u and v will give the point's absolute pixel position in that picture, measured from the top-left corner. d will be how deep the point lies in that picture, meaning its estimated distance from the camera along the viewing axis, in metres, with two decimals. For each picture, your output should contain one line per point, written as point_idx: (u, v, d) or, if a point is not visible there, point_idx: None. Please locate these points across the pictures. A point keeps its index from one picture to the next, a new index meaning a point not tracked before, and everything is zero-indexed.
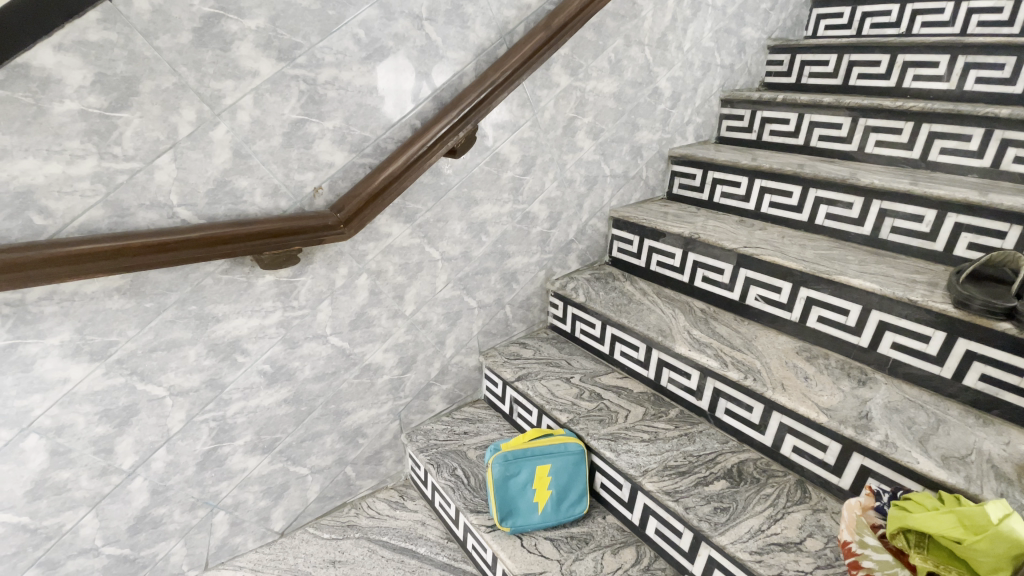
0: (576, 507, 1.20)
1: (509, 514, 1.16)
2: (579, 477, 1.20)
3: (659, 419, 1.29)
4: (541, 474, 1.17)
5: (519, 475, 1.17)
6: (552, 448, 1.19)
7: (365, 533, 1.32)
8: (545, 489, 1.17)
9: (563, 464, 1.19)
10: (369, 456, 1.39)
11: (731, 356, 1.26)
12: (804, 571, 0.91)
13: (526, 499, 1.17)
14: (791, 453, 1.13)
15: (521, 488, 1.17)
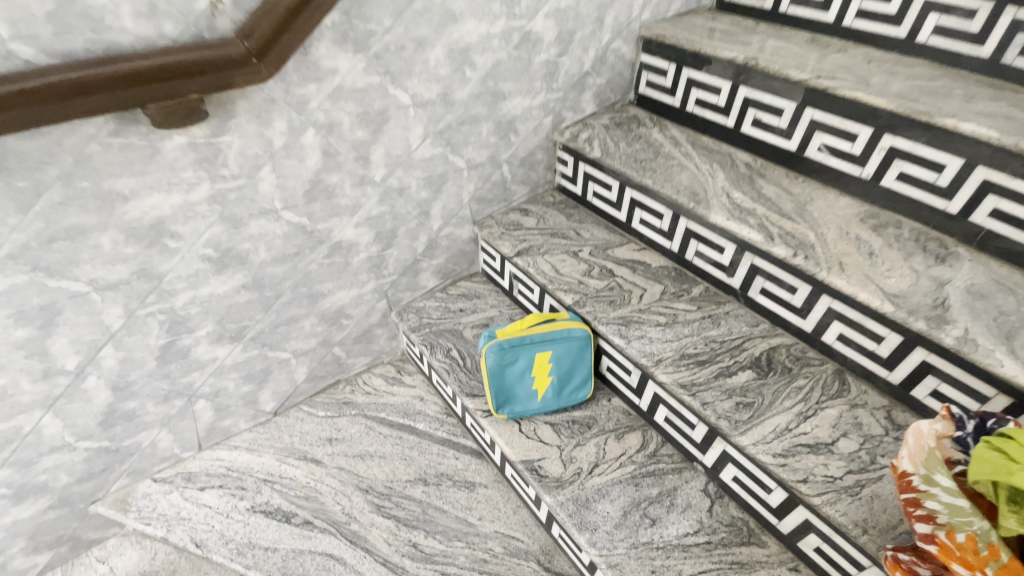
0: (581, 393, 1.09)
1: (506, 402, 1.07)
2: (585, 363, 1.07)
3: (680, 299, 1.10)
4: (541, 361, 1.05)
5: (516, 363, 1.05)
6: (554, 334, 1.04)
7: (361, 410, 1.26)
8: (545, 377, 1.06)
9: (566, 351, 1.05)
10: (358, 335, 1.27)
11: (778, 226, 1.01)
12: (833, 478, 0.81)
13: (524, 387, 1.06)
14: (834, 341, 0.96)
15: (519, 376, 1.06)
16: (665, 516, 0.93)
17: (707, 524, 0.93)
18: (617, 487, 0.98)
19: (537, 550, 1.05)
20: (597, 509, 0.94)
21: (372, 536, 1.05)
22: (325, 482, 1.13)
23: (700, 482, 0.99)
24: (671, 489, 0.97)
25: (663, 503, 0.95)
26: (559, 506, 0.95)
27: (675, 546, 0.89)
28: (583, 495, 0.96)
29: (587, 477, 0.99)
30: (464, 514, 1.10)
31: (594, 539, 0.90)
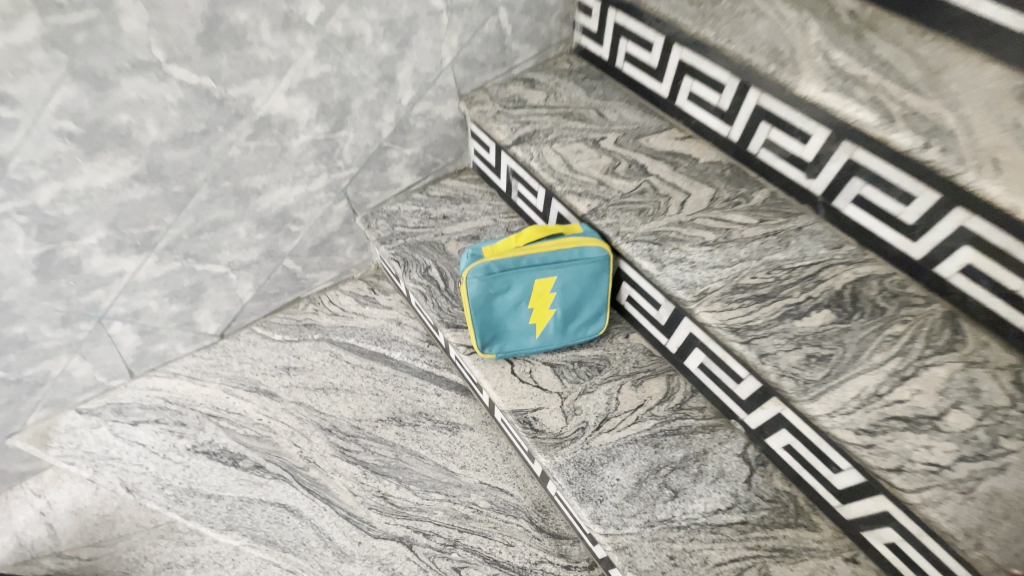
0: (592, 329, 0.85)
1: (495, 338, 0.83)
2: (599, 292, 0.82)
3: (735, 209, 0.81)
4: (542, 289, 0.79)
5: (509, 292, 0.79)
6: (561, 255, 0.77)
7: (325, 335, 1.05)
8: (547, 310, 0.81)
9: (576, 277, 0.79)
10: (316, 246, 1.01)
11: (898, 104, 0.69)
12: (938, 467, 0.58)
13: (518, 321, 0.82)
14: (954, 276, 0.67)
15: (512, 308, 0.81)
16: (691, 488, 0.73)
17: (743, 499, 0.73)
18: (630, 449, 0.76)
19: (529, 506, 0.88)
20: (604, 476, 0.74)
21: (333, 484, 0.89)
22: (280, 419, 0.95)
23: (738, 444, 0.77)
24: (699, 453, 0.76)
25: (688, 470, 0.74)
26: (555, 470, 0.75)
27: (701, 526, 0.70)
28: (587, 457, 0.75)
29: (594, 434, 0.77)
30: (444, 462, 0.91)
31: (599, 515, 0.71)
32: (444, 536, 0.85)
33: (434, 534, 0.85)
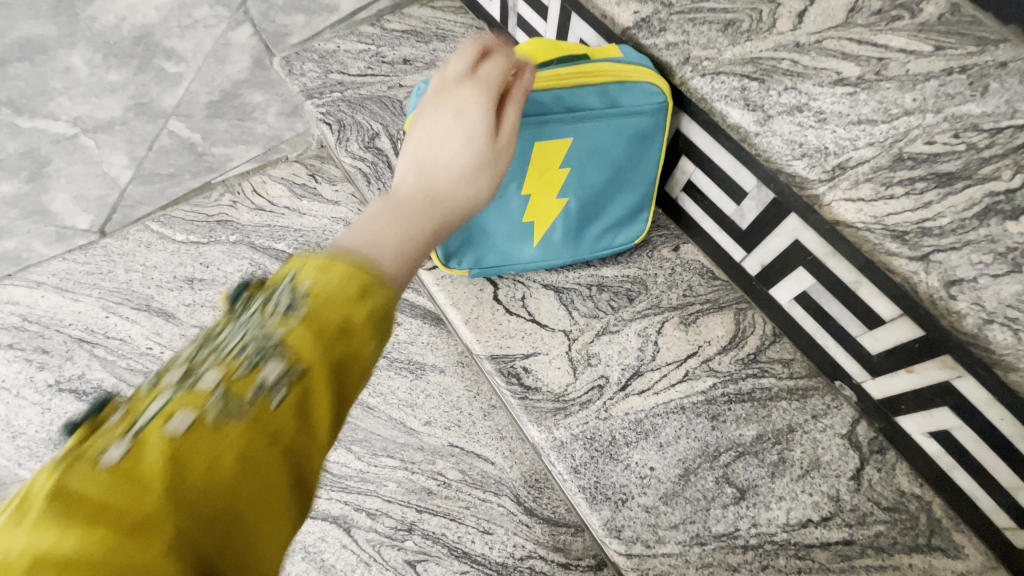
0: (621, 235, 0.54)
1: (466, 247, 0.51)
2: (638, 171, 0.50)
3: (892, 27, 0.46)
4: (544, 162, 0.47)
5: (492, 164, 0.46)
6: (579, 98, 0.45)
7: (245, 237, 0.72)
8: (551, 198, 0.49)
9: (601, 141, 0.47)
10: (213, 108, 0.75)
11: None
12: None
13: (504, 219, 0.50)
14: None
15: (495, 194, 0.48)
16: (766, 486, 0.46)
17: (849, 506, 0.46)
18: (674, 422, 0.49)
19: (517, 481, 0.62)
20: (630, 464, 0.47)
21: None
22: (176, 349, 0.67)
23: (842, 420, 0.49)
24: (782, 433, 0.48)
25: (763, 458, 0.47)
26: (554, 452, 0.47)
27: (780, 548, 0.44)
28: (605, 432, 0.48)
29: (617, 397, 0.50)
30: (401, 417, 0.65)
31: (619, 526, 0.44)
32: (397, 518, 0.61)
33: (382, 514, 0.61)
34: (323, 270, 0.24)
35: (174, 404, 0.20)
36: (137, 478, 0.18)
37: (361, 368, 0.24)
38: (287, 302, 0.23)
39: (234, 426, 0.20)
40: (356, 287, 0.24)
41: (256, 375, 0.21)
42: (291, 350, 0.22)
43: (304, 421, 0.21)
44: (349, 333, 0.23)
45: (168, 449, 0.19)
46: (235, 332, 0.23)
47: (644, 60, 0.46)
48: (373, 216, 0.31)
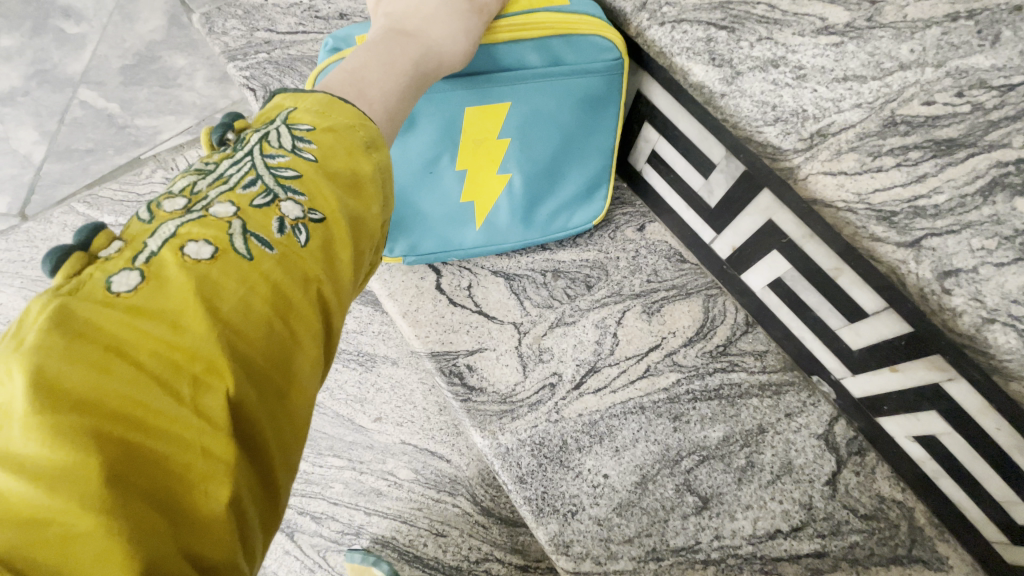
0: (576, 214, 0.49)
1: (398, 229, 0.46)
2: (590, 140, 0.45)
3: None
4: (478, 132, 0.42)
5: (418, 134, 0.41)
6: (515, 57, 0.39)
7: None
8: (490, 172, 0.44)
9: (544, 108, 0.42)
10: (128, 78, 0.72)
11: None
12: None
13: (438, 195, 0.45)
14: None
15: (426, 168, 0.43)
16: (731, 493, 0.42)
17: (822, 514, 0.41)
18: (632, 423, 0.44)
19: (473, 480, 0.58)
20: (582, 472, 0.42)
21: None
22: None
23: (819, 418, 0.44)
24: (751, 434, 0.43)
25: (730, 463, 0.43)
26: (499, 460, 0.43)
27: (744, 562, 0.40)
28: (556, 436, 0.43)
29: (570, 396, 0.45)
30: (349, 413, 0.61)
31: (568, 541, 0.40)
32: (343, 521, 0.58)
33: (327, 518, 0.59)
34: (326, 107, 0.28)
35: (203, 221, 0.22)
36: (148, 335, 0.19)
37: (369, 228, 0.27)
38: (286, 138, 0.26)
39: (271, 247, 0.23)
40: (364, 136, 0.28)
41: (277, 203, 0.24)
42: (312, 184, 0.25)
43: (332, 253, 0.25)
44: (359, 177, 0.27)
45: (194, 296, 0.20)
46: (234, 164, 0.25)
47: (593, 10, 0.40)
48: (369, 60, 0.32)
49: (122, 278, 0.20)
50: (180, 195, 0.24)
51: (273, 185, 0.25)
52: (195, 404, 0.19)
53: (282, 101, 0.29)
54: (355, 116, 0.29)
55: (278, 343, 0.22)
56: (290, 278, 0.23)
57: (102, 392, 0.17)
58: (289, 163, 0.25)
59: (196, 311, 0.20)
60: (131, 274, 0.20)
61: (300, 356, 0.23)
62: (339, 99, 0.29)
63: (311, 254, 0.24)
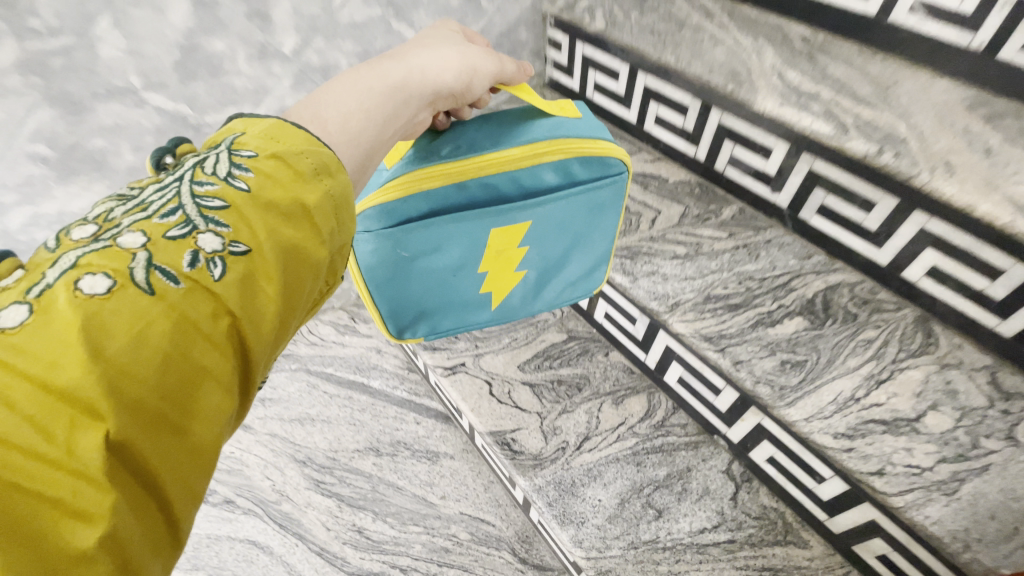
0: (584, 287, 0.80)
1: (443, 304, 0.73)
2: (590, 243, 0.75)
3: (705, 224, 0.83)
4: (503, 242, 0.68)
5: (459, 244, 0.66)
6: (535, 174, 0.65)
7: (303, 364, 1.03)
8: (507, 266, 0.72)
9: (551, 214, 0.68)
10: None
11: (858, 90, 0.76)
12: (919, 468, 0.57)
13: (468, 284, 0.72)
14: (921, 279, 0.68)
15: (462, 265, 0.68)
16: (675, 506, 0.71)
17: (730, 516, 0.70)
18: (612, 468, 0.75)
19: (511, 537, 0.83)
20: (585, 497, 0.72)
21: (307, 519, 0.86)
22: (253, 451, 0.92)
23: (722, 460, 0.75)
24: (683, 471, 0.74)
25: (672, 488, 0.73)
26: (534, 492, 0.73)
27: (687, 548, 0.67)
28: (568, 477, 0.74)
29: (575, 454, 0.76)
30: (422, 492, 0.87)
31: (580, 538, 0.68)
32: (423, 571, 0.81)
33: (411, 569, 0.82)
34: (270, 137, 0.37)
35: (114, 253, 0.29)
36: (28, 374, 0.24)
37: (297, 260, 0.34)
38: (220, 169, 0.34)
39: (179, 279, 0.29)
40: (309, 164, 0.37)
41: (193, 236, 0.31)
42: (233, 217, 0.32)
43: (245, 283, 0.31)
44: (293, 205, 0.34)
45: (77, 337, 0.26)
46: (159, 200, 0.33)
47: (590, 134, 0.67)
48: (339, 84, 0.47)
49: (17, 314, 0.26)
50: (95, 227, 0.31)
51: (193, 218, 0.31)
52: (77, 438, 0.24)
53: (236, 132, 0.38)
54: (298, 143, 0.37)
55: (171, 376, 0.27)
56: (194, 311, 0.29)
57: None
58: (217, 196, 0.33)
59: (77, 353, 0.25)
60: (28, 306, 0.26)
61: (199, 389, 0.28)
62: (288, 124, 0.38)
63: (219, 285, 0.30)
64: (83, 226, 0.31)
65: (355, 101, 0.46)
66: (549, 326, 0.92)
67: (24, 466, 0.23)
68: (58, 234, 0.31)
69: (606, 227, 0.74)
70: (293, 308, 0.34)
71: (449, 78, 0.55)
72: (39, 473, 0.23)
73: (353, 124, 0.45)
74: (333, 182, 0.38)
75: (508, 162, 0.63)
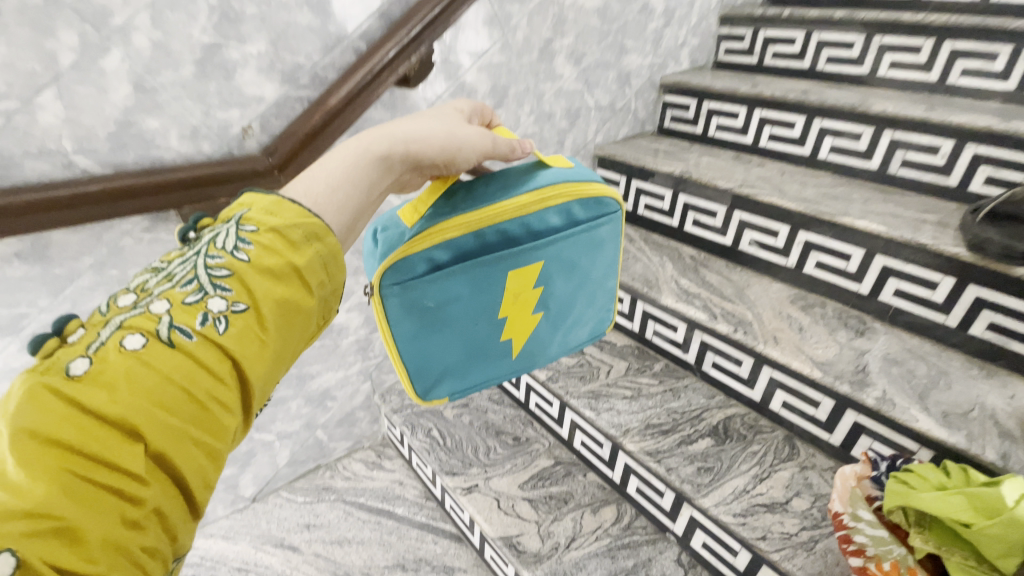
0: (596, 327, 0.99)
1: (470, 349, 0.84)
2: (600, 287, 0.93)
3: (643, 373, 1.24)
4: (518, 286, 0.80)
5: (479, 292, 0.78)
6: (539, 219, 0.79)
7: (341, 496, 1.28)
8: (523, 310, 0.84)
9: (557, 253, 0.81)
10: (341, 419, 1.34)
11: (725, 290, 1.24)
12: (789, 534, 0.87)
13: (490, 332, 0.83)
14: (780, 409, 1.07)
15: (485, 312, 0.81)
16: None
17: None
18: (593, 560, 1.00)
19: None
20: None
21: None
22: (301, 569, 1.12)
23: (673, 552, 1.02)
24: (646, 560, 1.00)
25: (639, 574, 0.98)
26: None
27: None
28: (561, 569, 0.99)
29: (565, 551, 1.02)
30: None
31: None
32: None
33: None
34: (270, 214, 0.54)
35: (147, 318, 0.45)
36: (94, 402, 0.39)
37: (282, 310, 0.51)
38: (226, 247, 0.51)
39: (192, 334, 0.45)
40: (297, 235, 0.54)
41: (205, 300, 0.47)
42: (235, 284, 0.49)
43: (242, 331, 0.47)
44: (277, 272, 0.51)
45: (126, 377, 0.41)
46: (181, 272, 0.49)
47: (583, 181, 0.83)
48: (333, 163, 0.63)
49: (80, 363, 0.41)
50: (135, 297, 0.47)
51: (205, 287, 0.48)
52: (130, 445, 0.39)
53: (244, 208, 0.55)
54: (290, 216, 0.55)
55: (188, 399, 0.43)
56: (202, 353, 0.45)
57: (73, 435, 0.37)
58: (222, 267, 0.49)
59: (125, 389, 0.40)
60: (89, 356, 0.42)
61: (206, 408, 0.44)
62: (286, 202, 0.56)
63: (220, 335, 0.46)
64: (124, 297, 0.47)
65: (341, 175, 0.62)
66: (541, 454, 1.24)
67: (94, 449, 0.38)
68: (108, 303, 0.47)
69: (603, 262, 0.89)
70: (280, 340, 0.50)
71: (423, 148, 0.69)
72: (105, 467, 0.38)
73: (338, 194, 0.61)
74: (309, 248, 0.54)
75: (519, 208, 0.76)
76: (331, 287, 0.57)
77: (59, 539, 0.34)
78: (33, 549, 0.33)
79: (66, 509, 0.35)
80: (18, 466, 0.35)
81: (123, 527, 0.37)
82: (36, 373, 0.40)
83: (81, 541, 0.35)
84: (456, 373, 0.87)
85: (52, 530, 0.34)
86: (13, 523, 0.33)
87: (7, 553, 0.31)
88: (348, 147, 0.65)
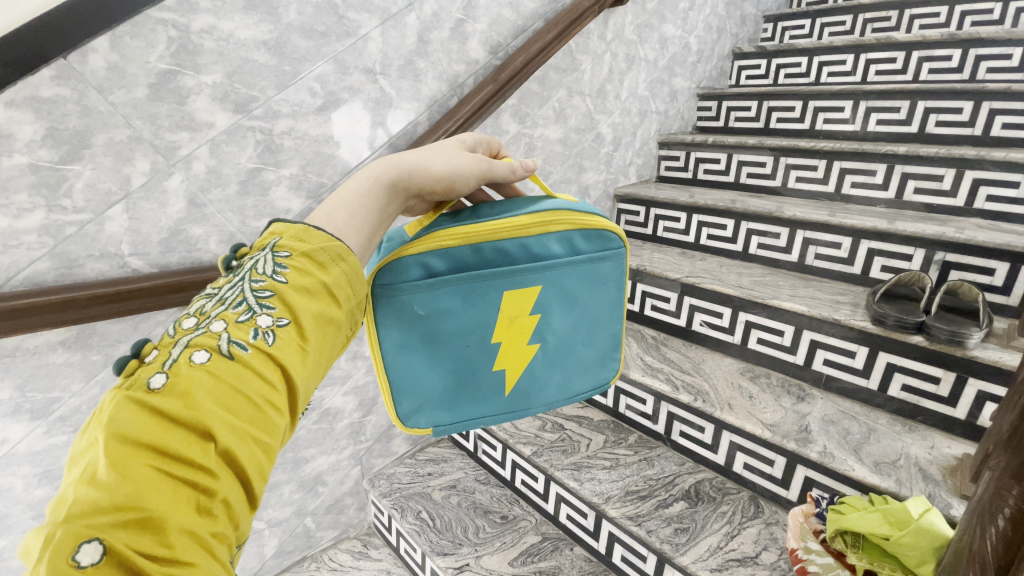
0: (599, 376, 0.85)
1: (455, 376, 0.72)
2: (605, 330, 0.82)
3: (619, 445, 1.35)
4: (515, 307, 0.71)
5: (473, 308, 0.69)
6: (543, 243, 0.72)
7: None
8: (519, 337, 0.72)
9: (558, 281, 0.73)
10: (330, 505, 1.37)
11: (684, 364, 1.41)
12: None
13: (482, 357, 0.72)
14: (743, 470, 1.19)
15: (478, 332, 0.70)
16: None
17: None
18: None
19: None
20: None
21: None
22: None
23: None
24: None
25: None
26: None
27: None
28: None
29: None
30: None
31: None
32: None
33: None
34: (305, 234, 0.49)
35: (207, 335, 0.40)
36: (166, 410, 0.35)
37: (325, 323, 0.46)
38: (268, 267, 0.46)
39: (247, 345, 0.40)
40: (332, 253, 0.49)
41: (257, 315, 0.42)
42: (282, 299, 0.44)
43: (294, 341, 0.43)
44: (320, 287, 0.47)
45: (194, 385, 0.36)
46: (231, 291, 0.44)
47: (587, 213, 0.77)
48: (349, 189, 0.56)
49: (154, 377, 0.37)
50: (192, 318, 0.43)
51: (253, 305, 0.43)
52: (203, 447, 0.34)
53: (276, 235, 0.49)
54: (321, 242, 0.49)
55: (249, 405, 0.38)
56: (260, 367, 0.40)
57: (152, 439, 0.33)
58: (267, 289, 0.44)
59: (194, 393, 0.36)
60: (165, 369, 0.37)
61: (268, 415, 0.38)
62: (312, 228, 0.50)
63: (274, 347, 0.41)
64: (183, 319, 0.43)
65: (358, 201, 0.56)
66: (528, 531, 1.29)
67: (168, 446, 0.33)
68: (169, 327, 0.42)
69: (607, 302, 0.80)
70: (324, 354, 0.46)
71: (440, 172, 0.64)
72: (181, 469, 0.33)
73: (358, 218, 0.55)
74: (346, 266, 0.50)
75: (519, 227, 0.70)
76: (361, 301, 0.52)
77: (149, 535, 0.31)
78: (117, 539, 0.30)
79: (158, 501, 0.31)
80: (105, 469, 0.31)
81: (199, 517, 0.33)
82: (117, 390, 0.36)
83: (164, 529, 0.31)
84: (439, 400, 0.73)
85: (137, 521, 0.31)
86: (101, 517, 0.30)
87: (95, 541, 0.29)
88: (362, 174, 0.58)
